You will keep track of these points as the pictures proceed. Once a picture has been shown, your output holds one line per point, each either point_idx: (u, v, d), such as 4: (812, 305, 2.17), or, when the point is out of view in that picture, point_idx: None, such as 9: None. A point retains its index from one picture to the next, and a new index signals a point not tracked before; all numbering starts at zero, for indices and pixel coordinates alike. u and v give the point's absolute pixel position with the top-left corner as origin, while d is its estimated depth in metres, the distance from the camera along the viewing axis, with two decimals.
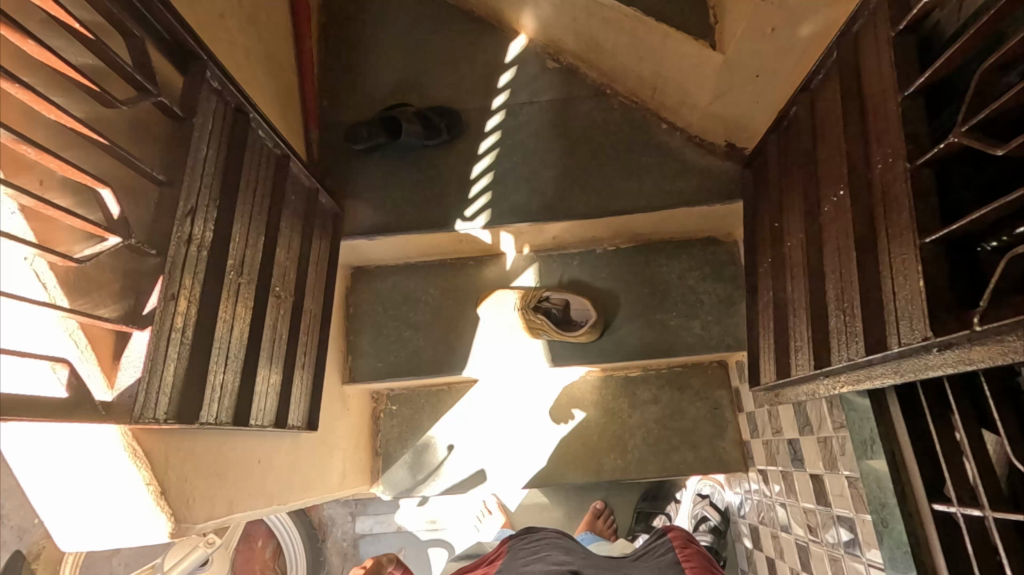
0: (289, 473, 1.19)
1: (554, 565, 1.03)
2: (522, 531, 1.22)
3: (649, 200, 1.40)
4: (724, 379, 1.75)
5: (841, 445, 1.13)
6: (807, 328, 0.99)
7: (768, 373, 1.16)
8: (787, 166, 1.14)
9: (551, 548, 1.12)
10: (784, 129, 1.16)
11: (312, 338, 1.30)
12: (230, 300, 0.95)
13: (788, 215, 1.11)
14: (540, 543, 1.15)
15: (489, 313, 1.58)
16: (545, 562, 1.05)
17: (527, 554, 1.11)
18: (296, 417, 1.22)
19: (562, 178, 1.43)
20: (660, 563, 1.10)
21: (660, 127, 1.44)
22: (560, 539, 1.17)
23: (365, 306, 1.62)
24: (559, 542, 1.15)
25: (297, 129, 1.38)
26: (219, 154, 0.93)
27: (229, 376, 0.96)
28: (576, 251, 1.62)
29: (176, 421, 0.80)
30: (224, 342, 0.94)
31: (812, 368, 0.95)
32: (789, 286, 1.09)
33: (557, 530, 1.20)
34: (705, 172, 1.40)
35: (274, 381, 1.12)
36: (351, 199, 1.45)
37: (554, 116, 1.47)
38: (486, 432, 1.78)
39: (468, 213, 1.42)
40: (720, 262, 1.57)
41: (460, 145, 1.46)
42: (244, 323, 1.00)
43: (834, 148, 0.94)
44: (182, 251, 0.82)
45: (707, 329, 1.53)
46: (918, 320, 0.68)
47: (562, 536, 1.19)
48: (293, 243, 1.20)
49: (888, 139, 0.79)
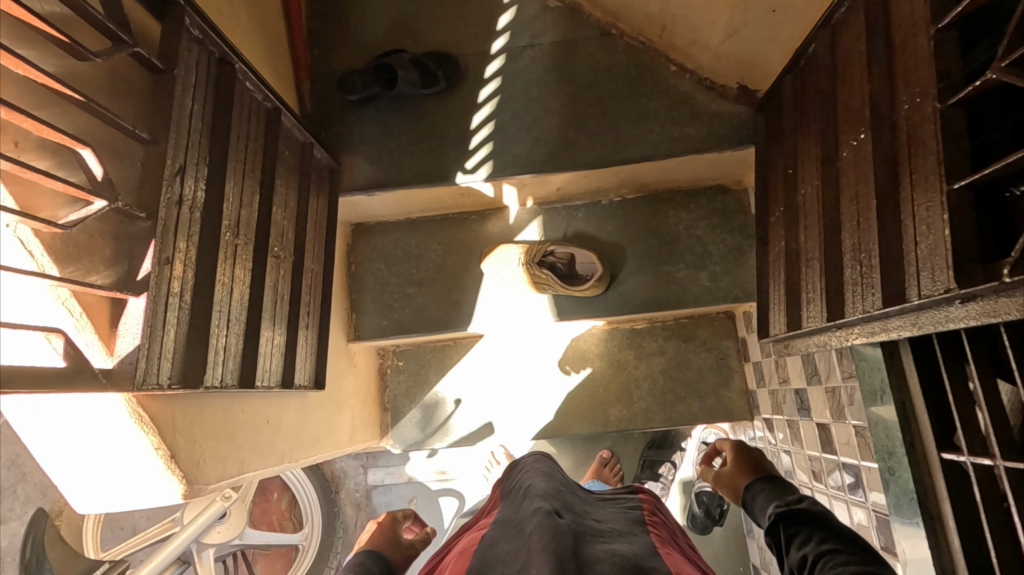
0: (298, 431, 1.20)
1: (539, 499, 0.77)
2: (507, 469, 1.05)
3: (658, 147, 1.34)
4: (730, 329, 1.74)
5: (849, 395, 1.13)
6: (820, 278, 0.96)
7: (777, 325, 1.14)
8: (803, 109, 1.08)
9: (531, 475, 0.90)
10: (802, 69, 1.09)
11: (315, 297, 1.28)
12: (228, 262, 0.93)
13: (803, 162, 1.06)
14: (523, 473, 0.94)
15: (492, 269, 1.52)
16: (531, 491, 0.82)
17: (512, 493, 0.89)
18: (303, 376, 1.21)
19: (566, 127, 1.37)
20: (620, 509, 0.90)
21: (668, 69, 1.37)
22: (541, 465, 0.96)
23: (367, 263, 1.60)
24: (542, 470, 0.92)
25: (286, 79, 1.31)
26: (207, 109, 0.88)
27: (232, 339, 0.95)
28: (581, 203, 1.58)
29: (180, 386, 0.79)
30: (224, 305, 0.92)
31: (825, 321, 0.93)
32: (802, 236, 1.06)
33: (536, 453, 1.03)
34: (716, 117, 1.34)
35: (278, 342, 1.11)
36: (348, 152, 1.39)
37: (557, 60, 1.39)
38: (492, 386, 1.79)
39: (468, 165, 1.37)
40: (729, 210, 1.53)
41: (459, 93, 1.40)
42: (243, 285, 0.98)
43: (856, 88, 0.89)
44: (174, 213, 0.79)
45: (715, 280, 1.51)
46: (940, 271, 0.66)
47: (548, 471, 0.94)
48: (290, 201, 1.16)
49: (917, 76, 0.73)
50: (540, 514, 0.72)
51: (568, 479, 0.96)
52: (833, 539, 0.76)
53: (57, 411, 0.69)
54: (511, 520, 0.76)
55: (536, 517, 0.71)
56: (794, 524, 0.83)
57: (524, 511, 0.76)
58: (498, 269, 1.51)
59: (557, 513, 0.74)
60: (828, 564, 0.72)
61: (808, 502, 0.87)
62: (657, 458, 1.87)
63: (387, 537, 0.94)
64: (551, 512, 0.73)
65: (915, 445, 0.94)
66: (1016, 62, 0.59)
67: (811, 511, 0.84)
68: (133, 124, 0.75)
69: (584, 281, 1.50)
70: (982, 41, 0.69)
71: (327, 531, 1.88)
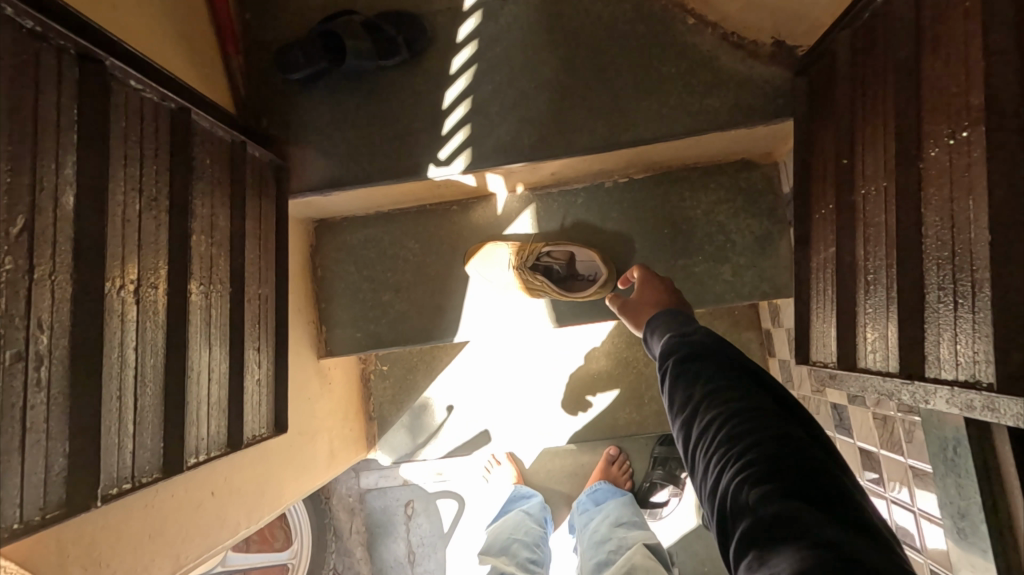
0: (260, 486, 1.04)
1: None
2: None
3: (674, 125, 1.09)
4: (753, 319, 1.54)
5: (908, 431, 0.95)
6: (890, 315, 0.75)
7: (822, 350, 0.94)
8: (866, 81, 0.83)
9: None
10: (865, 25, 0.83)
11: (267, 326, 1.08)
12: (126, 326, 0.72)
13: (864, 152, 0.82)
14: None
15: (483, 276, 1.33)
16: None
17: None
18: (259, 424, 1.03)
19: (560, 102, 1.11)
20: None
21: (686, 21, 1.09)
22: None
23: (335, 267, 1.38)
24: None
25: (208, 57, 1.05)
26: (67, 131, 0.65)
27: (146, 419, 0.76)
28: (581, 186, 1.34)
29: (61, 513, 0.61)
30: (127, 383, 0.72)
31: (898, 373, 0.72)
32: (861, 250, 0.83)
33: None
34: (746, 82, 1.08)
35: (218, 397, 0.92)
36: (296, 143, 1.15)
37: (545, 16, 1.12)
38: (487, 391, 1.61)
39: (442, 155, 1.13)
40: (755, 190, 1.29)
41: (427, 63, 1.13)
42: (157, 347, 0.78)
43: (957, 64, 0.64)
44: (21, 293, 0.58)
45: (740, 275, 1.29)
46: None
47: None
48: (219, 221, 0.94)
49: None
50: None
51: None
52: (733, 379, 0.76)
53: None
54: None
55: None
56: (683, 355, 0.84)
57: None
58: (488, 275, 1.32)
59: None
60: (710, 405, 0.75)
61: (701, 332, 0.87)
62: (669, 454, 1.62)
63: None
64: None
65: (1000, 510, 0.77)
66: None
67: (717, 356, 0.81)
68: None
69: (586, 285, 1.30)
70: None
71: (318, 546, 1.82)
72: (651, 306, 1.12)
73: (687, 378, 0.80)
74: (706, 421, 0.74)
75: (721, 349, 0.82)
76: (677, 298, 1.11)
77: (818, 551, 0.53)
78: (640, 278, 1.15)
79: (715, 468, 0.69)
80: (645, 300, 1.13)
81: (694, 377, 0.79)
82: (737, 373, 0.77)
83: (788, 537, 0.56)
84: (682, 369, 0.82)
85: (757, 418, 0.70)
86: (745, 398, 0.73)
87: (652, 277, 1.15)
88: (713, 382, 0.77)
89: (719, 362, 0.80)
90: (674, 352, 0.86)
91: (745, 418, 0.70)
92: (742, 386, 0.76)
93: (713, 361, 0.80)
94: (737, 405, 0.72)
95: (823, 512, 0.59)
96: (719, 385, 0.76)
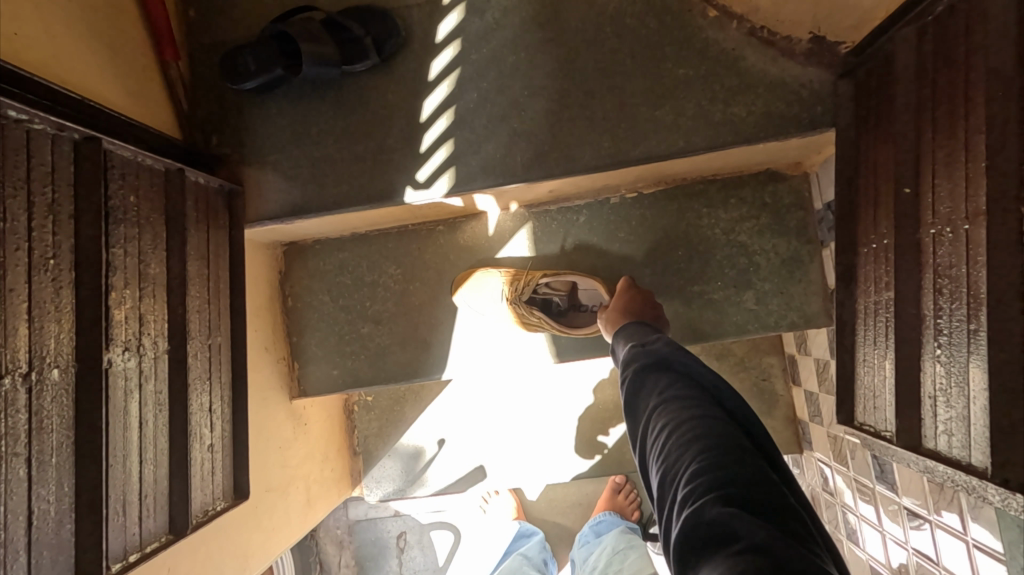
0: (215, 566, 0.89)
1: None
2: None
3: (693, 138, 0.93)
4: (775, 343, 1.39)
5: (973, 506, 0.80)
6: (976, 395, 0.59)
7: (874, 413, 0.79)
8: (937, 92, 0.66)
9: None
10: (938, 22, 0.67)
11: (221, 380, 0.93)
12: (13, 424, 0.57)
13: (936, 183, 0.66)
14: None
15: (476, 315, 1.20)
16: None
17: None
18: (212, 497, 0.89)
19: (558, 111, 0.94)
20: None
21: (706, 15, 0.92)
22: None
23: (307, 295, 1.23)
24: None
25: (141, 66, 0.89)
26: None
27: (48, 533, 0.61)
28: (583, 203, 1.17)
29: None
30: (16, 495, 0.57)
31: (989, 473, 0.57)
32: (929, 302, 0.68)
33: None
34: (778, 87, 0.91)
35: (153, 480, 0.77)
36: (251, 163, 0.99)
37: (539, 9, 0.95)
38: (481, 424, 1.47)
39: (421, 176, 0.96)
40: (783, 206, 1.13)
41: (402, 68, 0.97)
42: (60, 441, 0.63)
43: None
44: None
45: (764, 303, 1.14)
46: None
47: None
48: (149, 269, 0.78)
49: None
50: None
51: None
52: (691, 383, 0.71)
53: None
54: None
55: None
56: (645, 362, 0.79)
57: None
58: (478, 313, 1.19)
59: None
60: (663, 412, 0.69)
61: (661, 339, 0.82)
62: None
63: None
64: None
65: None
66: None
67: (678, 361, 0.76)
68: None
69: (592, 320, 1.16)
70: None
71: None
72: (622, 310, 1.02)
73: (646, 384, 0.75)
74: (658, 429, 0.69)
75: (683, 355, 0.76)
76: (649, 310, 1.01)
77: (754, 563, 0.48)
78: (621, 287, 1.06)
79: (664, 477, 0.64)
80: (616, 306, 1.03)
81: (652, 383, 0.74)
82: (693, 382, 0.72)
83: (721, 547, 0.51)
84: (642, 375, 0.77)
85: (710, 424, 0.64)
86: (701, 404, 0.68)
87: (633, 284, 1.06)
88: (668, 388, 0.72)
89: (679, 368, 0.75)
90: (635, 358, 0.81)
91: (695, 423, 0.64)
92: (698, 393, 0.70)
93: (673, 366, 0.76)
94: (689, 410, 0.67)
95: (765, 522, 0.53)
96: (676, 390, 0.71)
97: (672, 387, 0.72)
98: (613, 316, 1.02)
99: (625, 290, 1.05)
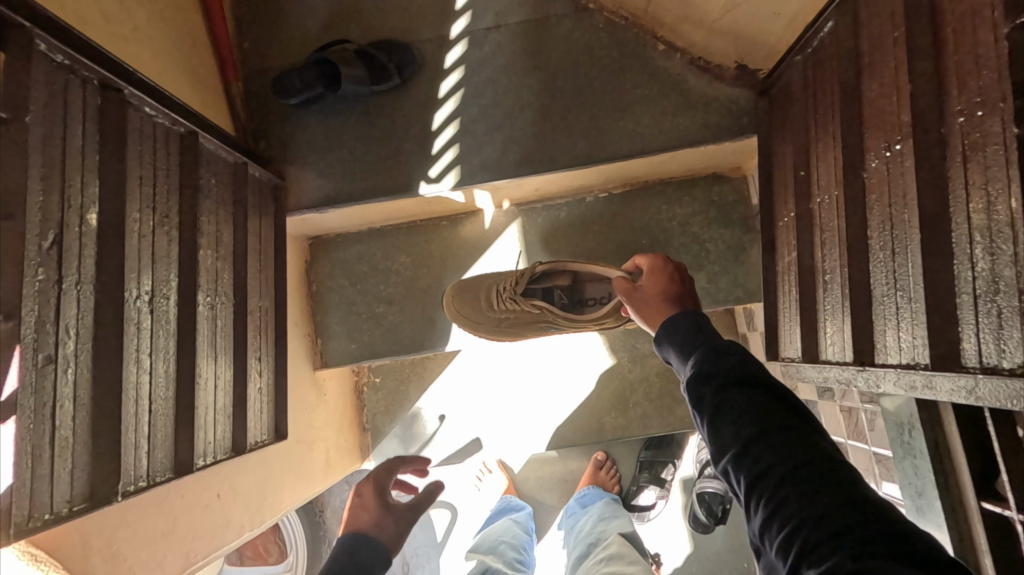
0: (261, 491, 1.07)
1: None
2: None
3: (648, 142, 1.18)
4: (731, 325, 1.61)
5: (870, 421, 1.02)
6: (844, 310, 0.83)
7: (790, 347, 1.02)
8: (816, 99, 0.92)
9: None
10: (813, 51, 0.93)
11: (267, 337, 1.13)
12: (141, 334, 0.77)
13: (818, 165, 0.91)
14: None
15: (463, 316, 1.31)
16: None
17: None
18: (260, 431, 1.07)
19: (542, 122, 1.19)
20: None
21: (656, 48, 1.19)
22: None
23: (328, 281, 1.44)
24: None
25: (213, 85, 1.12)
26: (90, 154, 0.70)
27: (158, 423, 0.80)
28: (563, 201, 1.42)
29: (83, 506, 0.65)
30: (141, 385, 0.77)
31: (853, 362, 0.80)
32: (818, 253, 0.91)
33: None
34: (712, 103, 1.17)
35: (221, 403, 0.96)
36: (292, 163, 1.21)
37: (526, 43, 1.20)
38: (477, 401, 1.66)
39: (432, 172, 1.20)
40: (726, 202, 1.37)
41: (417, 88, 1.21)
42: (167, 354, 0.83)
43: (889, 85, 0.73)
44: (52, 298, 0.63)
45: (714, 282, 1.37)
46: (1016, 345, 0.53)
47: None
48: (222, 237, 0.99)
49: (978, 85, 0.58)
50: None
51: None
52: (768, 397, 0.64)
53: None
54: None
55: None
56: (721, 384, 0.66)
57: None
58: (470, 316, 1.29)
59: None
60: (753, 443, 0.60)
61: (732, 352, 0.70)
62: (656, 460, 1.76)
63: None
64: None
65: (950, 489, 0.85)
66: None
67: (741, 364, 0.68)
68: None
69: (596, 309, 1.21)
70: None
71: (313, 558, 1.82)
72: (655, 289, 0.96)
73: (726, 416, 0.63)
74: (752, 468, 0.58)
75: (746, 356, 0.69)
76: (687, 293, 0.95)
77: None
78: (648, 268, 1.00)
79: (766, 519, 0.55)
80: (654, 298, 0.94)
81: (737, 412, 0.62)
82: (772, 394, 0.64)
83: None
84: (719, 401, 0.64)
85: (799, 449, 0.58)
86: (783, 420, 0.61)
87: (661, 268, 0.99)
88: (753, 414, 0.62)
89: (754, 381, 0.65)
90: (708, 381, 0.67)
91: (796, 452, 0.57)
92: (780, 410, 0.62)
93: (747, 380, 0.66)
94: (781, 436, 0.59)
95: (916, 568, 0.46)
96: (756, 407, 0.62)
97: (753, 406, 0.62)
98: (655, 311, 0.93)
99: (665, 287, 0.94)
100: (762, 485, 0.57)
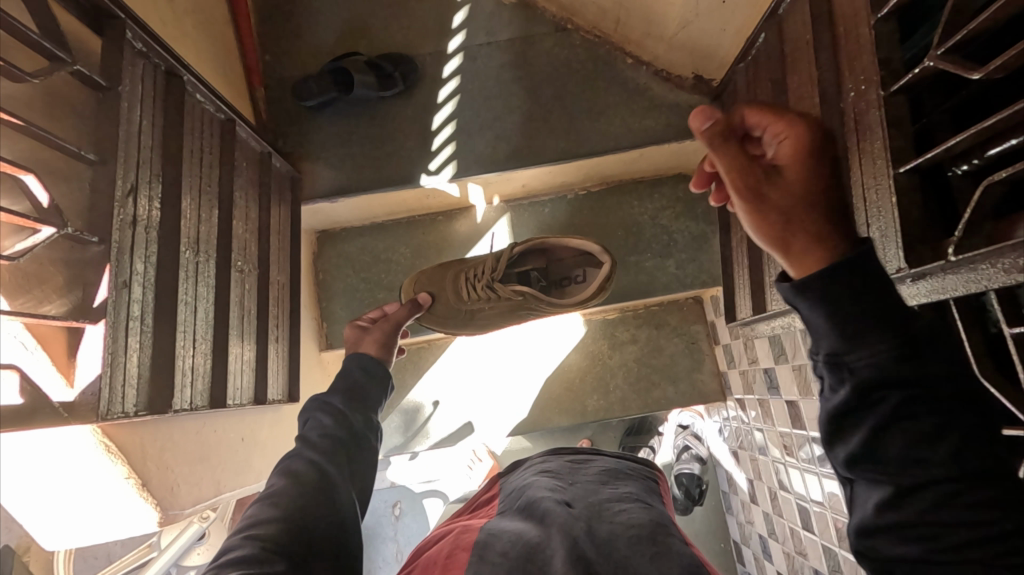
0: (274, 445, 1.17)
1: (547, 491, 0.79)
2: (508, 467, 1.01)
3: (620, 140, 1.36)
4: (701, 313, 1.73)
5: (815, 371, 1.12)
6: None
7: (744, 309, 1.17)
8: (755, 96, 1.11)
9: (535, 474, 0.88)
10: (751, 58, 1.12)
11: (284, 308, 1.25)
12: (191, 280, 0.91)
13: None
14: (527, 474, 0.91)
15: (428, 313, 1.18)
16: (534, 488, 0.81)
17: (512, 492, 0.87)
18: (276, 390, 1.19)
19: (527, 123, 1.37)
20: (645, 490, 0.84)
21: (625, 61, 1.38)
22: (551, 464, 0.91)
23: (333, 271, 1.57)
24: (571, 462, 0.91)
25: (240, 88, 1.30)
26: (155, 124, 0.86)
27: (199, 359, 0.92)
28: (547, 198, 1.58)
29: (149, 412, 0.77)
30: (189, 323, 0.90)
31: (789, 304, 0.95)
32: None
33: (545, 453, 0.97)
34: (674, 107, 1.35)
35: (248, 357, 1.08)
36: (308, 159, 1.38)
37: (512, 57, 1.40)
38: (469, 385, 1.79)
39: (432, 166, 1.36)
40: (691, 198, 1.54)
41: (418, 94, 1.39)
42: (208, 303, 0.96)
43: (805, 77, 0.91)
44: (129, 234, 0.77)
45: (682, 268, 1.51)
46: (892, 252, 0.69)
47: (636, 478, 0.88)
48: (251, 214, 1.13)
49: (860, 65, 0.76)
50: (551, 501, 0.74)
51: (588, 480, 0.84)
52: (965, 427, 0.48)
53: (21, 460, 0.61)
54: (516, 508, 0.79)
55: (549, 508, 0.73)
56: (906, 398, 0.49)
57: (531, 499, 0.79)
58: (438, 313, 1.18)
59: (570, 502, 0.76)
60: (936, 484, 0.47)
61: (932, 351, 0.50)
62: (635, 444, 1.88)
63: (381, 341, 0.97)
64: (569, 504, 0.75)
65: None
66: (950, 50, 0.61)
67: (944, 377, 0.50)
68: (78, 144, 0.72)
69: (576, 288, 1.18)
70: (919, 28, 0.73)
71: None
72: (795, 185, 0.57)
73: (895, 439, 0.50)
74: (916, 509, 0.48)
75: (951, 365, 0.50)
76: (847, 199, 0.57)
77: None
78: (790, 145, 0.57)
79: (926, 559, 0.47)
80: (787, 202, 0.57)
81: (912, 436, 0.49)
82: (970, 411, 0.49)
83: None
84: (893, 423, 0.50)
85: (990, 498, 0.46)
86: (978, 459, 0.47)
87: (811, 153, 0.56)
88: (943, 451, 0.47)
89: (946, 400, 0.49)
90: (887, 399, 0.50)
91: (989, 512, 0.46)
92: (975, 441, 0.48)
93: (939, 399, 0.49)
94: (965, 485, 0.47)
95: None
96: (947, 441, 0.48)
97: (943, 438, 0.48)
98: (791, 225, 0.56)
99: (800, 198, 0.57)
100: (927, 530, 0.47)
